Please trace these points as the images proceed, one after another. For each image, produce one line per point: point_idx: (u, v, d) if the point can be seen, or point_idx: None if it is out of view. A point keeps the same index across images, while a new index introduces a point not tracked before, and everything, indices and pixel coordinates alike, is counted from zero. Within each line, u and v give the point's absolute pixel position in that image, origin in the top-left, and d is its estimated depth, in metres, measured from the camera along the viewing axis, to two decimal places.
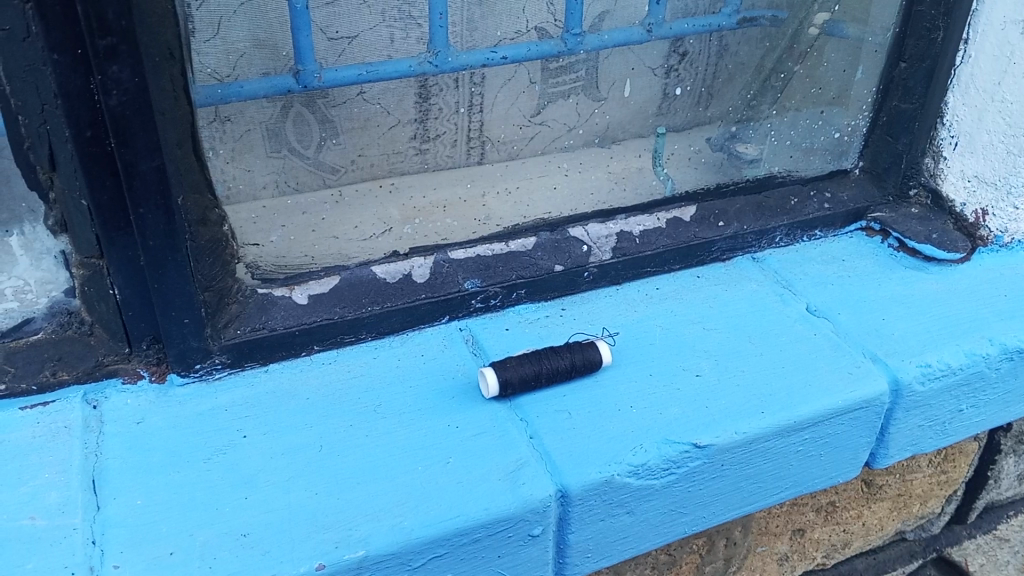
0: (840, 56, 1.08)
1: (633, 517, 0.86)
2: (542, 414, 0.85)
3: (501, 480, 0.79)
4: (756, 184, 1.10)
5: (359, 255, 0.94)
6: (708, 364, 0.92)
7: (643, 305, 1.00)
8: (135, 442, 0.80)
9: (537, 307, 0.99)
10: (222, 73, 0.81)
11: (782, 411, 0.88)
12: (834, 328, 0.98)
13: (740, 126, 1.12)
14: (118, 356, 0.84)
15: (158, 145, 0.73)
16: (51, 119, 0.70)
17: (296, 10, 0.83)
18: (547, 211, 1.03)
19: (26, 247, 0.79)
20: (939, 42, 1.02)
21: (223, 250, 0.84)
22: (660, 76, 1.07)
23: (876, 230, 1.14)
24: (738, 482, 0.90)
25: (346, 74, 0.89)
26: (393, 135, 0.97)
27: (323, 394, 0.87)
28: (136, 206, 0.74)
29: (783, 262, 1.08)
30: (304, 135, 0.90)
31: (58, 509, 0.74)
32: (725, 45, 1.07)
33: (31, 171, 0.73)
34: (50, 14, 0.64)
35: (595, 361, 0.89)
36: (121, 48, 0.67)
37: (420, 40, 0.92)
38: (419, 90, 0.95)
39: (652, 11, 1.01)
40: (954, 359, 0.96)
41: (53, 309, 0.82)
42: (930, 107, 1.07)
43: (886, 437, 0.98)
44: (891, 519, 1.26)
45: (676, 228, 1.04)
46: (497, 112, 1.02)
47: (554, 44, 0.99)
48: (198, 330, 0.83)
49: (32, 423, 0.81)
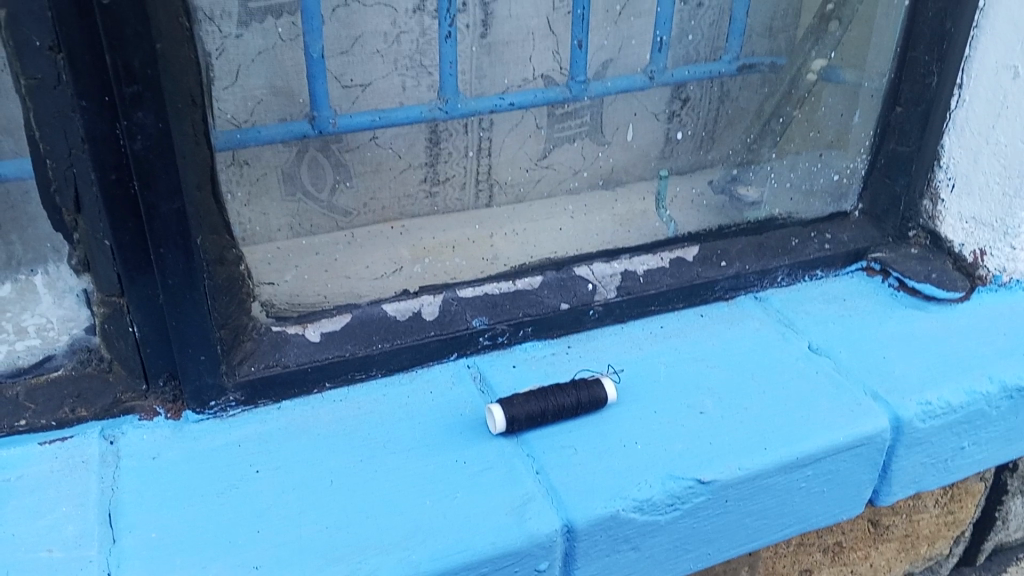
0: (837, 100, 1.11)
1: (638, 553, 0.87)
2: (548, 450, 0.87)
3: (507, 514, 0.80)
4: (756, 226, 1.12)
5: (370, 294, 0.96)
6: (712, 402, 0.94)
7: (647, 343, 1.02)
8: (151, 476, 0.82)
9: (544, 345, 1.01)
10: (240, 119, 0.85)
11: (784, 448, 0.89)
12: (835, 366, 1.00)
13: (741, 169, 1.14)
14: (135, 393, 0.86)
15: (178, 188, 0.76)
16: (77, 163, 0.74)
17: (312, 60, 0.88)
18: (553, 250, 1.05)
19: (50, 286, 0.83)
20: (933, 87, 1.05)
21: (239, 289, 0.86)
22: (663, 121, 1.10)
23: (877, 270, 1.16)
24: (742, 519, 0.91)
25: (360, 120, 0.94)
26: (404, 178, 1.01)
27: (335, 429, 0.89)
28: (156, 246, 0.77)
29: (784, 301, 1.10)
30: (319, 179, 0.93)
31: (75, 541, 0.76)
32: (726, 90, 1.11)
33: (56, 213, 0.77)
34: (80, 63, 0.68)
35: (599, 398, 0.90)
36: (146, 95, 0.70)
37: (431, 87, 0.98)
38: (430, 136, 1.00)
39: (654, 59, 1.07)
40: (954, 398, 0.98)
41: (73, 346, 0.85)
42: (925, 150, 1.10)
43: (888, 474, 0.99)
44: (899, 560, 1.26)
45: (680, 268, 1.07)
46: (505, 156, 1.06)
47: (559, 91, 1.05)
48: (213, 366, 0.85)
49: (50, 457, 0.83)
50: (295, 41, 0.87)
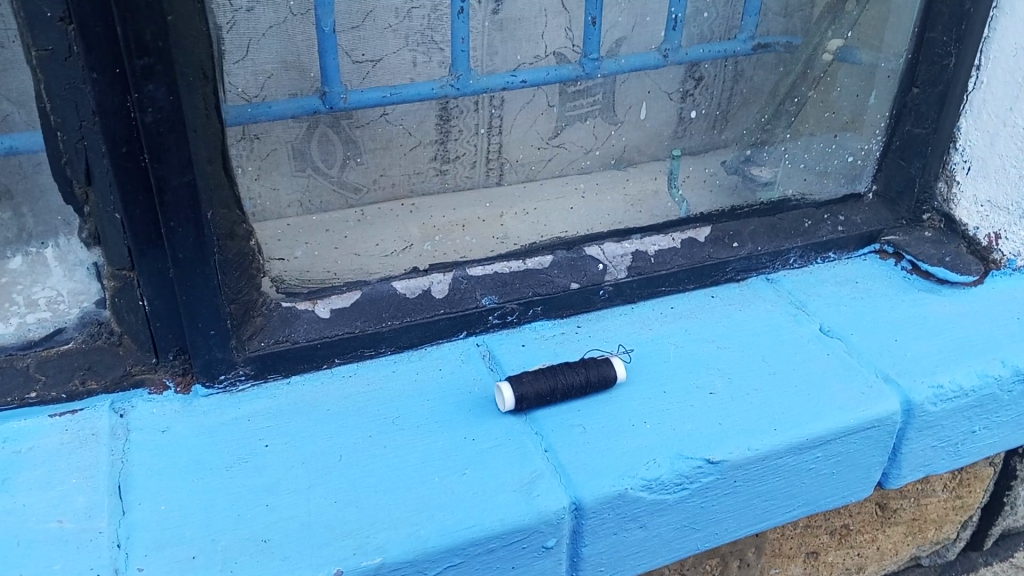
0: (854, 80, 1.10)
1: (646, 531, 0.87)
2: (557, 428, 0.87)
3: (516, 491, 0.80)
4: (769, 207, 1.11)
5: (381, 271, 0.97)
6: (722, 382, 0.93)
7: (658, 323, 1.02)
8: (160, 449, 0.82)
9: (553, 324, 1.01)
10: (250, 93, 0.85)
11: (794, 429, 0.89)
12: (847, 349, 0.99)
13: (755, 150, 1.13)
14: (145, 366, 0.87)
15: (189, 161, 0.76)
16: (88, 135, 0.74)
17: (323, 34, 0.87)
18: (563, 230, 1.05)
19: (60, 259, 0.82)
20: (951, 68, 1.04)
21: (249, 264, 0.86)
22: (676, 101, 1.08)
23: (890, 253, 1.15)
24: (751, 500, 0.91)
25: (370, 96, 0.92)
26: (414, 155, 0.99)
27: (344, 405, 0.89)
28: (166, 220, 0.77)
29: (796, 283, 1.10)
30: (329, 155, 0.92)
31: (86, 513, 0.76)
32: (740, 70, 1.08)
33: (67, 185, 0.77)
34: (91, 35, 0.67)
35: (609, 377, 0.90)
36: (157, 68, 0.70)
37: (442, 64, 0.96)
38: (440, 112, 0.98)
39: (669, 37, 1.04)
40: (966, 381, 0.97)
41: (84, 319, 0.85)
42: (942, 131, 1.09)
43: (898, 457, 0.98)
44: (905, 544, 1.26)
45: (691, 249, 1.07)
46: (515, 135, 1.04)
47: (572, 69, 1.02)
48: (223, 341, 0.85)
49: (60, 430, 0.83)
50: (306, 15, 0.85)
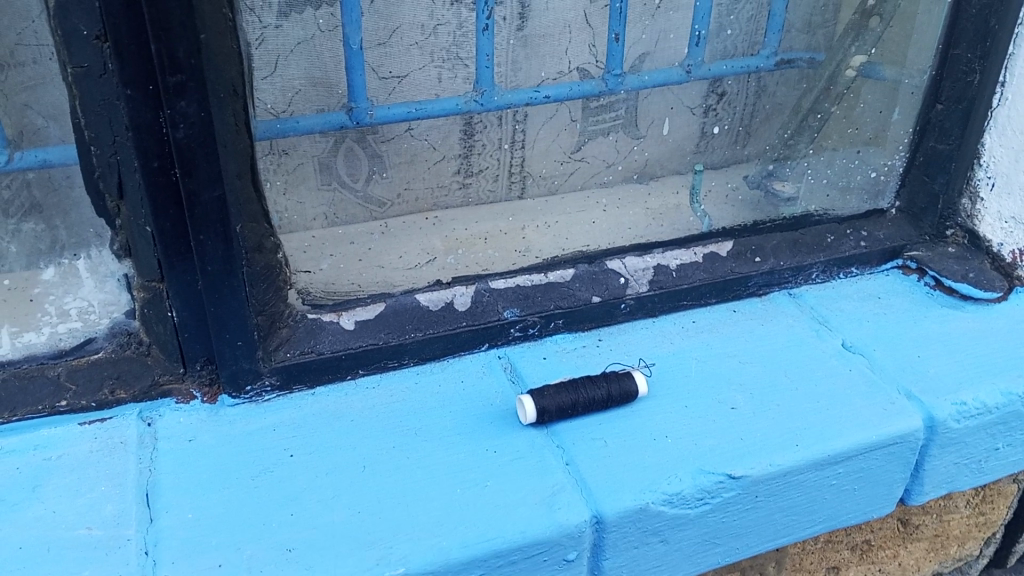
0: (877, 97, 1.09)
1: (667, 546, 0.87)
2: (578, 442, 0.87)
3: (537, 504, 0.81)
4: (792, 223, 1.12)
5: (404, 283, 0.98)
6: (744, 397, 0.94)
7: (679, 338, 1.02)
8: (187, 458, 0.84)
9: (575, 337, 1.01)
10: (279, 109, 0.87)
11: (816, 445, 0.89)
12: (869, 365, 0.99)
13: (777, 165, 1.12)
14: (172, 376, 0.88)
15: (219, 176, 0.77)
16: (121, 151, 0.75)
17: (350, 51, 0.89)
18: (585, 244, 1.06)
19: (92, 270, 0.84)
20: (976, 84, 1.04)
21: (276, 276, 0.87)
22: (699, 116, 1.08)
23: (913, 268, 1.15)
24: (772, 515, 0.90)
25: (396, 111, 0.94)
26: (438, 169, 1.00)
27: (367, 416, 0.90)
28: (196, 233, 0.79)
29: (819, 298, 1.09)
30: (354, 169, 0.94)
31: (114, 521, 0.77)
32: (763, 86, 1.08)
33: (100, 199, 0.79)
34: (126, 52, 0.69)
35: (630, 392, 0.90)
36: (189, 84, 0.72)
37: (467, 79, 0.97)
38: (464, 127, 0.99)
39: (692, 53, 1.04)
40: (990, 398, 0.96)
41: (114, 330, 0.87)
42: (966, 149, 1.09)
43: (920, 474, 0.98)
44: (928, 560, 1.25)
45: (713, 263, 1.07)
46: (539, 149, 1.05)
47: (595, 84, 1.02)
48: (250, 352, 0.87)
49: (89, 438, 0.85)
50: (333, 32, 0.87)
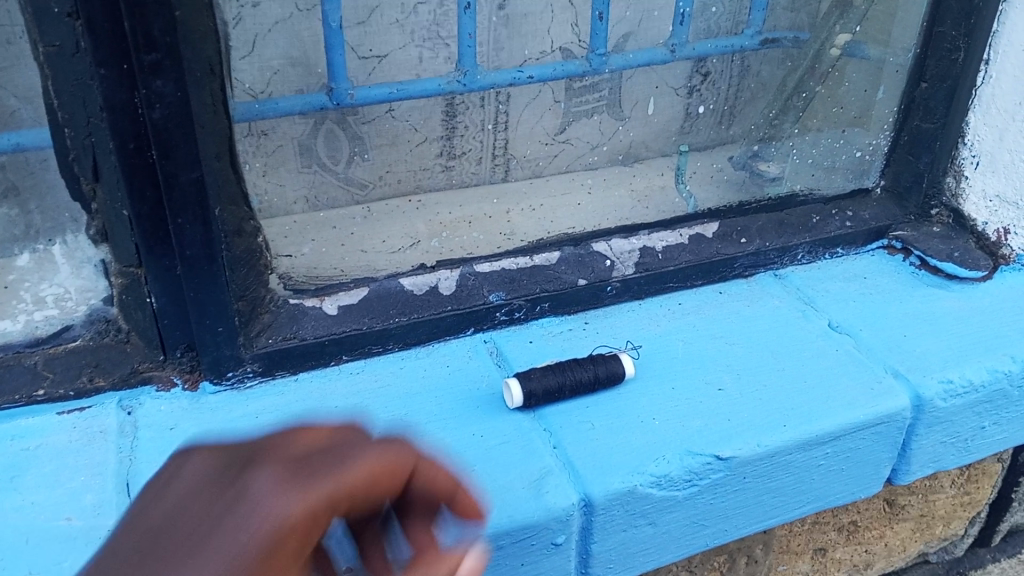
0: (862, 76, 1.10)
1: (655, 528, 0.86)
2: (565, 425, 0.86)
3: (525, 488, 0.80)
4: (778, 203, 1.11)
5: (387, 267, 0.97)
6: (731, 378, 0.93)
7: (666, 320, 1.01)
8: (168, 446, 0.82)
9: (561, 320, 1.00)
10: (257, 89, 0.84)
11: (804, 425, 0.88)
12: (856, 345, 0.99)
13: (762, 145, 1.14)
14: (152, 363, 0.87)
15: (196, 157, 0.75)
16: (96, 132, 0.74)
17: (330, 30, 0.86)
18: (570, 226, 1.05)
19: (68, 256, 0.83)
20: (960, 62, 1.04)
21: (257, 260, 0.86)
22: (683, 96, 1.09)
23: (899, 248, 1.14)
24: (760, 496, 0.90)
25: (376, 92, 0.92)
26: (421, 151, 1.00)
27: (352, 401, 0.88)
28: (174, 216, 0.77)
29: (805, 279, 1.09)
30: (335, 151, 0.93)
31: (93, 511, 0.76)
32: (748, 65, 1.09)
33: (75, 182, 0.77)
34: (99, 29, 0.67)
35: (617, 373, 0.90)
36: (165, 63, 0.70)
37: (449, 60, 0.96)
38: (446, 108, 0.98)
39: (676, 32, 1.04)
40: (976, 376, 0.96)
41: (92, 317, 0.85)
42: (951, 127, 1.09)
43: (907, 453, 0.98)
44: (914, 540, 1.26)
45: (699, 244, 1.06)
46: (521, 131, 1.05)
47: (579, 64, 1.01)
48: (231, 338, 0.85)
49: (68, 428, 0.83)
50: (312, 11, 0.85)
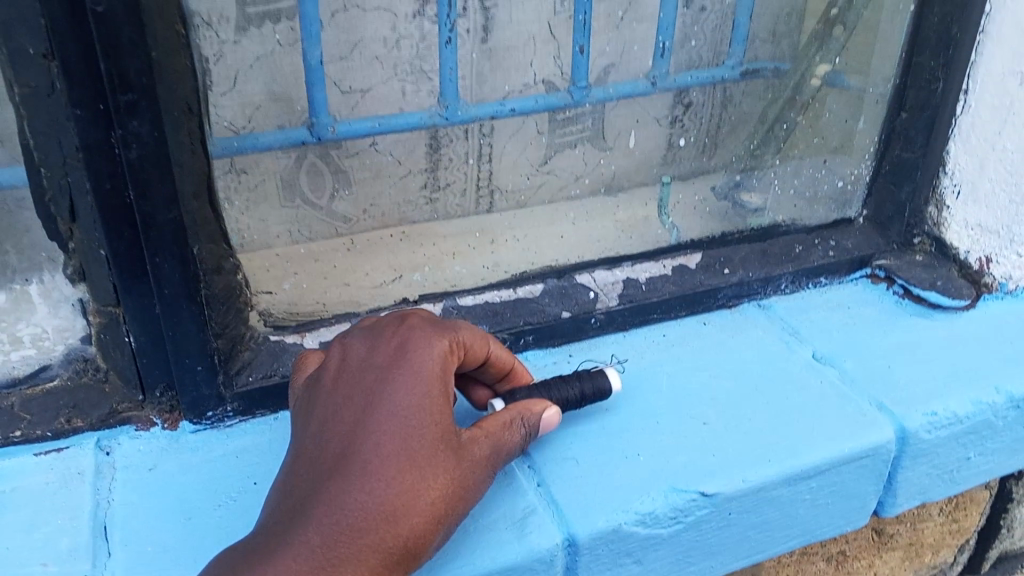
0: (842, 107, 1.10)
1: (640, 566, 0.86)
2: (549, 462, 0.86)
3: (509, 529, 0.79)
4: (761, 233, 1.11)
5: (370, 301, 0.96)
6: (715, 412, 0.93)
7: (650, 353, 1.01)
8: (147, 488, 0.81)
9: (546, 352, 0.99)
10: (238, 125, 0.84)
11: (790, 459, 0.88)
12: (840, 375, 0.99)
13: (745, 175, 1.14)
14: (131, 403, 0.86)
15: (175, 197, 0.74)
16: (72, 172, 0.73)
17: (310, 67, 0.87)
18: (554, 258, 1.05)
19: (45, 295, 0.81)
20: (939, 93, 1.03)
21: (235, 297, 0.86)
22: (665, 126, 1.10)
23: (881, 277, 1.15)
24: (746, 531, 0.90)
25: (357, 126, 0.94)
26: (404, 184, 1.00)
27: None
28: (152, 256, 0.76)
29: (788, 309, 1.09)
30: (317, 187, 0.93)
31: (70, 556, 0.75)
32: (729, 96, 1.10)
33: (52, 223, 0.77)
34: (75, 71, 0.66)
35: (604, 389, 0.88)
36: (142, 103, 0.68)
37: (431, 93, 0.96)
38: (430, 141, 0.99)
39: (656, 64, 1.06)
40: (961, 408, 0.96)
41: (69, 356, 0.84)
42: (931, 155, 1.07)
43: (893, 485, 0.98)
44: (903, 569, 1.25)
45: (682, 276, 1.05)
46: (505, 163, 1.06)
47: (562, 96, 1.04)
48: (210, 377, 0.84)
49: (45, 469, 0.82)
50: (294, 46, 0.85)
